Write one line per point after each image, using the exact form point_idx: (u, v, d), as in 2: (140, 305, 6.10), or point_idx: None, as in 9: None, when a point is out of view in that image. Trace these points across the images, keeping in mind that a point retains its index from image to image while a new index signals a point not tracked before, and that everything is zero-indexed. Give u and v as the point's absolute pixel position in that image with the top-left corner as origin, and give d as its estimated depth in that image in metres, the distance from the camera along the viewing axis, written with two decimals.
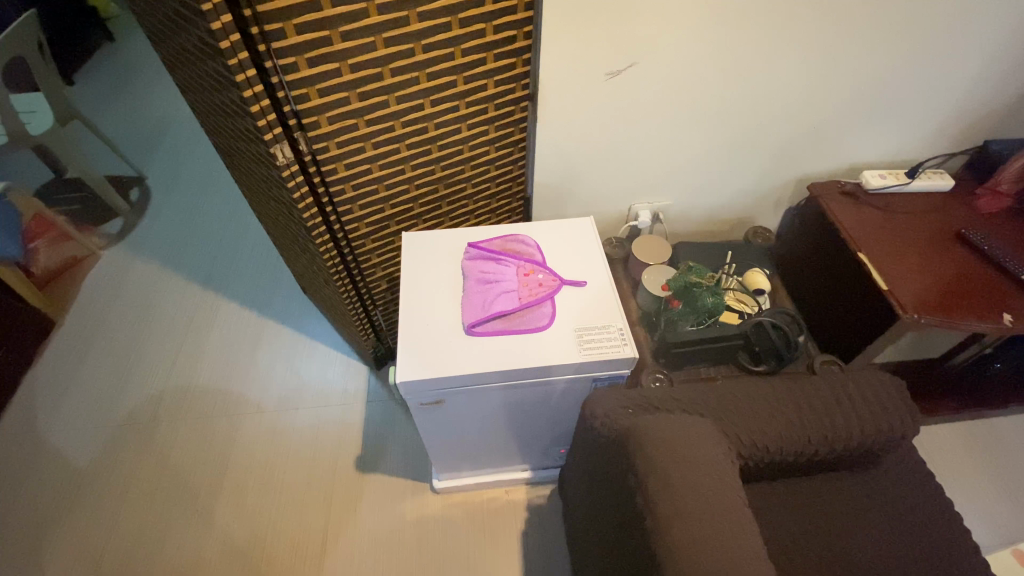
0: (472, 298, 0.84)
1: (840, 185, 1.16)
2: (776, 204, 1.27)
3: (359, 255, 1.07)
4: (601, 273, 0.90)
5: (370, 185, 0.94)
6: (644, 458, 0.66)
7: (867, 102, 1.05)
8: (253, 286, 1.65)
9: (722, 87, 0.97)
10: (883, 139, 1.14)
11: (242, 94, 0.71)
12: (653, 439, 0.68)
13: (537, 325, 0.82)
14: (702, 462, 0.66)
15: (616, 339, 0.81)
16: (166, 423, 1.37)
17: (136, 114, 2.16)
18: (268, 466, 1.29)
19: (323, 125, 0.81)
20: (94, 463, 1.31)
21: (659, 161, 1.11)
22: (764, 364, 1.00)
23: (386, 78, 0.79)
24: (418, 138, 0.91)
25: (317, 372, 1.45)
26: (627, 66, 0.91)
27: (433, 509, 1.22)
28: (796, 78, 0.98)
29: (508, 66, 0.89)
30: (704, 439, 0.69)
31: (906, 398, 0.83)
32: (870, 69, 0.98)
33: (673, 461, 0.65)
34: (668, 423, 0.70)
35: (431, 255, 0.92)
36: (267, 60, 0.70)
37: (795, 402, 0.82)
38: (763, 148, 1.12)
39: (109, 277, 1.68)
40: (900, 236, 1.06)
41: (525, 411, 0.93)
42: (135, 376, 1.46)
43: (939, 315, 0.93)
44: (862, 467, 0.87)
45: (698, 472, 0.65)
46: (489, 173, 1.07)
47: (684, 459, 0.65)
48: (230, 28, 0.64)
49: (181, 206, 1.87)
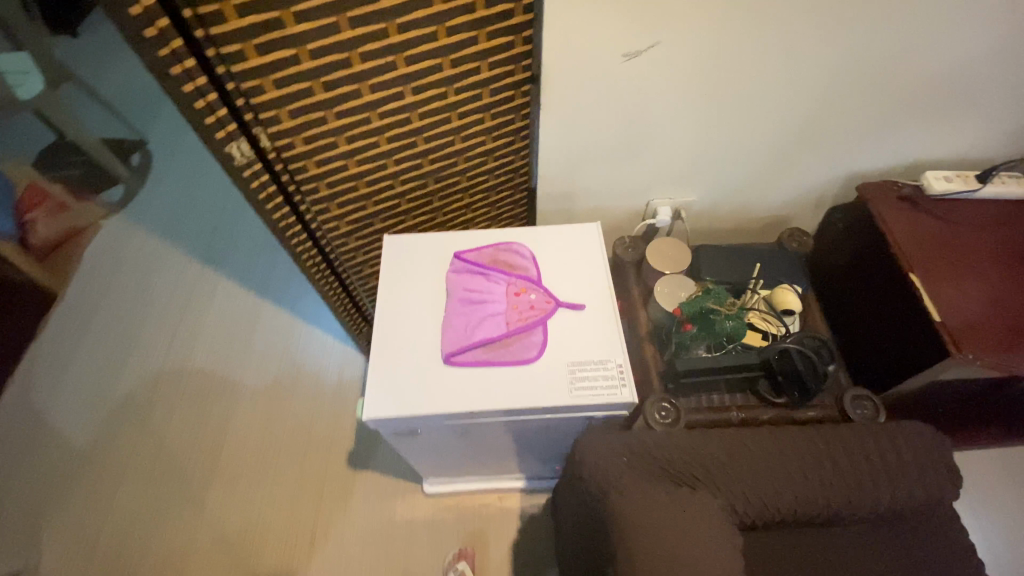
0: (454, 321, 0.75)
1: (897, 186, 0.99)
2: (818, 204, 1.11)
3: (343, 253, 0.99)
4: (603, 292, 0.78)
5: (348, 182, 0.84)
6: (624, 545, 0.62)
7: (943, 91, 0.87)
8: (253, 263, 1.59)
9: (762, 71, 0.82)
10: (957, 135, 0.96)
11: (183, 89, 0.60)
12: (636, 525, 0.62)
13: (524, 357, 0.72)
14: (689, 551, 0.61)
15: (613, 379, 0.70)
16: (161, 407, 1.36)
17: (136, 70, 2.05)
18: (260, 457, 1.27)
19: (285, 119, 0.70)
20: (92, 443, 1.31)
21: (682, 155, 0.97)
22: (786, 395, 0.89)
23: (356, 64, 0.67)
24: (400, 130, 0.79)
25: (313, 358, 1.40)
26: (648, 47, 0.76)
27: (423, 512, 1.18)
28: (860, 58, 0.81)
29: (505, 45, 0.75)
30: (703, 524, 0.63)
31: (948, 457, 0.74)
32: (951, 53, 0.81)
33: (658, 556, 0.60)
34: (658, 504, 0.64)
35: (413, 265, 0.83)
36: (207, 48, 0.59)
37: (815, 458, 0.72)
38: (809, 140, 0.96)
39: (109, 250, 1.64)
40: (961, 252, 0.91)
41: (514, 438, 0.85)
42: (133, 356, 1.44)
43: (994, 355, 0.80)
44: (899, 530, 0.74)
45: (685, 564, 0.60)
46: (486, 165, 0.95)
47: (672, 553, 0.60)
48: (155, 12, 0.53)
49: (181, 173, 1.80)
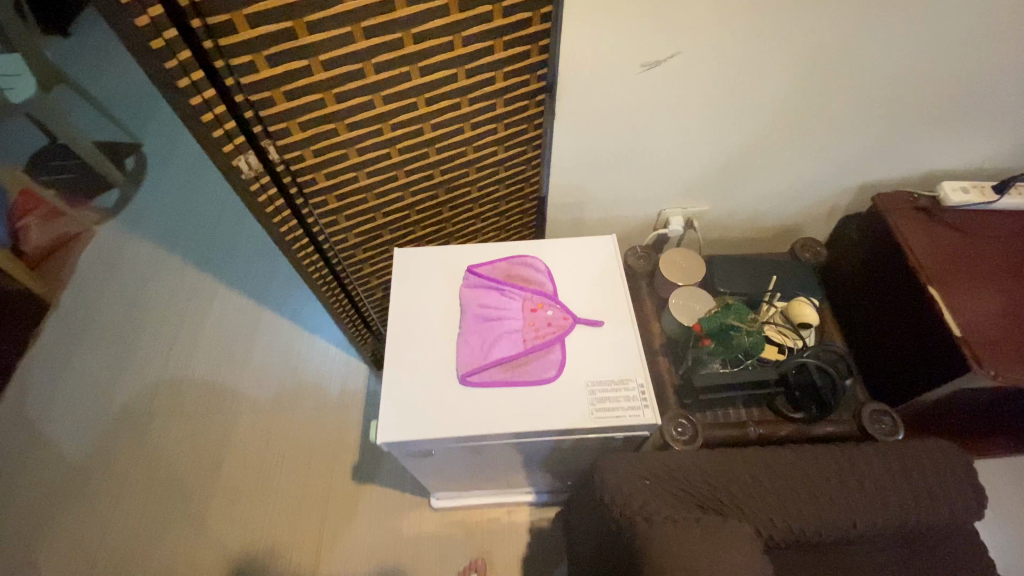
0: (469, 338, 0.73)
1: (913, 197, 0.98)
2: (830, 213, 1.10)
3: (350, 265, 0.96)
4: (621, 308, 0.77)
5: (357, 194, 0.81)
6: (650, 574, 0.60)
7: (962, 101, 0.86)
8: (252, 271, 1.56)
9: (781, 81, 0.80)
10: (973, 146, 0.95)
11: (190, 101, 0.58)
12: (666, 557, 0.60)
13: (542, 377, 0.70)
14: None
15: (635, 400, 0.69)
16: (160, 419, 1.32)
17: (130, 72, 2.00)
18: (263, 471, 1.24)
19: (295, 131, 0.68)
20: (89, 457, 1.28)
21: (697, 165, 0.96)
22: (803, 411, 0.87)
23: (369, 75, 0.65)
24: (412, 141, 0.77)
25: (315, 368, 1.37)
26: (667, 57, 0.74)
27: (430, 527, 1.16)
28: (881, 67, 0.79)
29: (521, 54, 0.73)
30: (732, 552, 0.61)
31: (973, 476, 0.73)
32: (972, 64, 0.80)
33: None
34: (688, 535, 0.62)
35: (425, 280, 0.80)
36: (216, 59, 0.57)
37: (840, 479, 0.71)
38: (824, 150, 0.95)
39: (104, 257, 1.61)
40: (979, 265, 0.90)
41: (528, 457, 0.83)
42: (130, 366, 1.41)
43: (1015, 371, 0.79)
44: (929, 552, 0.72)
45: None
46: (498, 175, 0.93)
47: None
48: (162, 23, 0.51)
49: (177, 178, 1.76)
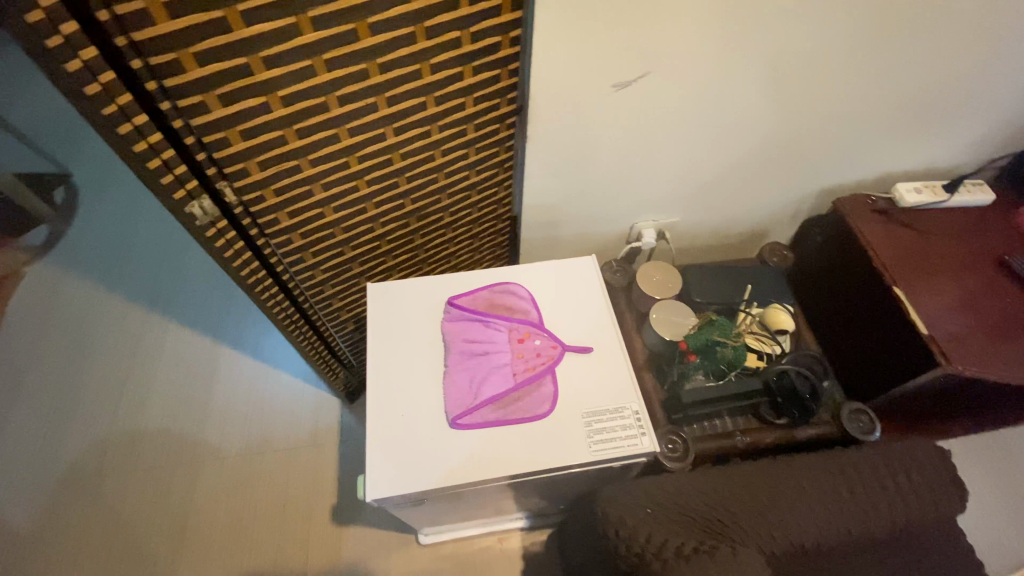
0: (457, 377, 0.70)
1: (871, 200, 1.02)
2: (794, 217, 1.13)
3: (318, 300, 0.91)
4: (609, 333, 0.76)
5: (324, 230, 0.77)
6: None
7: (913, 111, 0.90)
8: (206, 306, 1.46)
9: (747, 97, 0.81)
10: (923, 149, 1.00)
11: (134, 147, 0.53)
12: None
13: (536, 413, 0.68)
14: None
15: (632, 427, 0.69)
16: (113, 478, 1.21)
17: (52, 95, 1.84)
18: (234, 521, 1.16)
19: (254, 171, 0.63)
20: (34, 525, 1.16)
21: (667, 179, 0.96)
22: (786, 416, 0.88)
23: (334, 108, 0.61)
24: (380, 172, 0.73)
25: (283, 405, 1.30)
26: (638, 77, 0.73)
27: (418, 564, 1.11)
28: (842, 82, 0.81)
29: (491, 79, 0.70)
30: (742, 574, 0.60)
31: (953, 471, 0.75)
32: (923, 76, 0.83)
33: None
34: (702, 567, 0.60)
35: (404, 316, 0.77)
36: (161, 100, 0.51)
37: (834, 490, 0.71)
38: (787, 162, 0.97)
39: (36, 301, 1.47)
40: (936, 263, 0.94)
41: (521, 490, 0.80)
42: (75, 421, 1.29)
43: (979, 365, 0.83)
44: (918, 545, 0.75)
45: None
46: (470, 200, 0.90)
47: None
48: (98, 66, 0.46)
49: (113, 210, 1.63)
